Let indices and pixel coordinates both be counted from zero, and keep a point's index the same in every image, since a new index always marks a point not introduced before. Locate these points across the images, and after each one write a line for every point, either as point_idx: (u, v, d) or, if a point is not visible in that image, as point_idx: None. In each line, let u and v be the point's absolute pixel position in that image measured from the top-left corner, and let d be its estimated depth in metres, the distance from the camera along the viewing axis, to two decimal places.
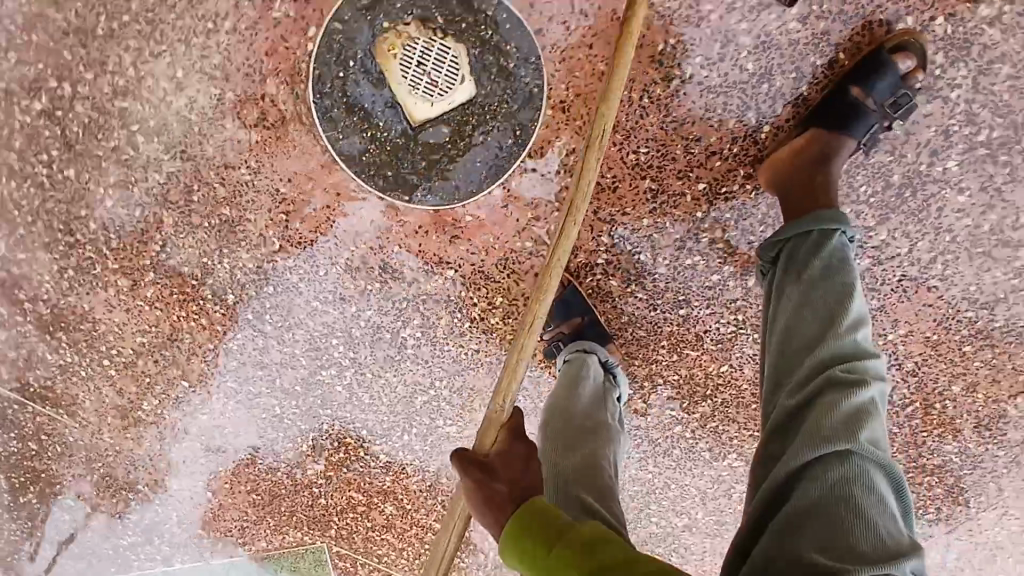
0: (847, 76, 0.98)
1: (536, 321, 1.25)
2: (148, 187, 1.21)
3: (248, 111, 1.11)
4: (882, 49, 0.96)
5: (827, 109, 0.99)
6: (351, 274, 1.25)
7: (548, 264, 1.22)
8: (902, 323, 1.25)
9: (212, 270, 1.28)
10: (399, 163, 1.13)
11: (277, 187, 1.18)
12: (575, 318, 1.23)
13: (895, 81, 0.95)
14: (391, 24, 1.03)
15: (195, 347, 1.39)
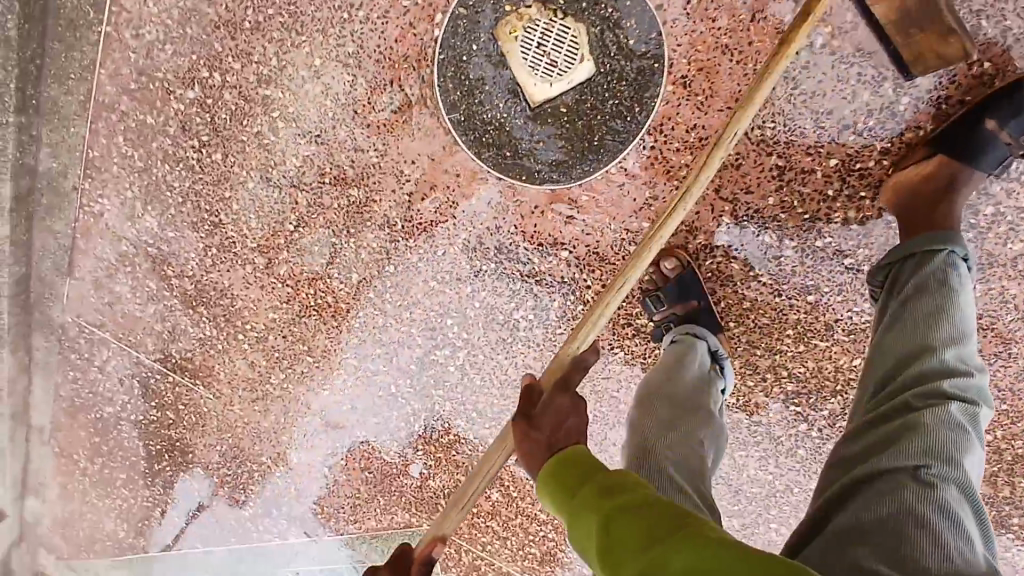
0: (984, 112, 0.97)
1: (648, 302, 1.20)
2: (285, 169, 1.30)
3: (379, 94, 1.18)
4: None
5: (959, 143, 0.97)
6: (468, 255, 1.30)
7: (668, 245, 1.17)
8: None
9: (339, 250, 1.36)
10: (518, 141, 1.16)
11: (402, 169, 1.24)
12: (691, 304, 1.16)
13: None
14: (513, 8, 1.08)
15: (322, 325, 1.47)
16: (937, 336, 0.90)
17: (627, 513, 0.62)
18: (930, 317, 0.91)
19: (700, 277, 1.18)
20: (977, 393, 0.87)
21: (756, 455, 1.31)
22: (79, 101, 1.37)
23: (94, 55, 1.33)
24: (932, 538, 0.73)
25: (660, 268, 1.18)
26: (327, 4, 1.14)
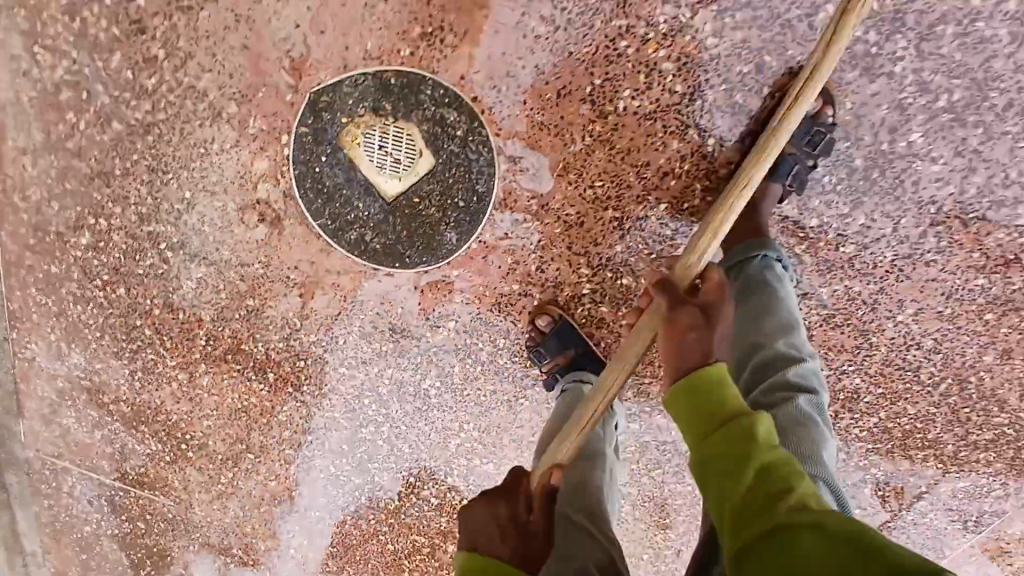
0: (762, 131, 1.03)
1: (535, 357, 1.29)
2: (185, 292, 1.37)
3: (250, 214, 1.26)
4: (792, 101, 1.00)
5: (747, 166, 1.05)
6: (367, 339, 1.38)
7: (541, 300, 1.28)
8: (910, 303, 1.19)
9: (250, 355, 1.43)
10: (384, 233, 1.24)
11: (288, 275, 1.32)
12: (569, 352, 1.26)
13: (808, 128, 1.01)
14: (348, 118, 1.13)
15: (254, 423, 1.55)
16: (767, 329, 0.96)
17: (720, 476, 0.68)
18: (756, 314, 0.97)
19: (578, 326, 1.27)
20: (814, 374, 0.92)
21: (668, 472, 1.40)
22: None
23: None
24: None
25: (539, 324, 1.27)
26: (181, 143, 1.20)
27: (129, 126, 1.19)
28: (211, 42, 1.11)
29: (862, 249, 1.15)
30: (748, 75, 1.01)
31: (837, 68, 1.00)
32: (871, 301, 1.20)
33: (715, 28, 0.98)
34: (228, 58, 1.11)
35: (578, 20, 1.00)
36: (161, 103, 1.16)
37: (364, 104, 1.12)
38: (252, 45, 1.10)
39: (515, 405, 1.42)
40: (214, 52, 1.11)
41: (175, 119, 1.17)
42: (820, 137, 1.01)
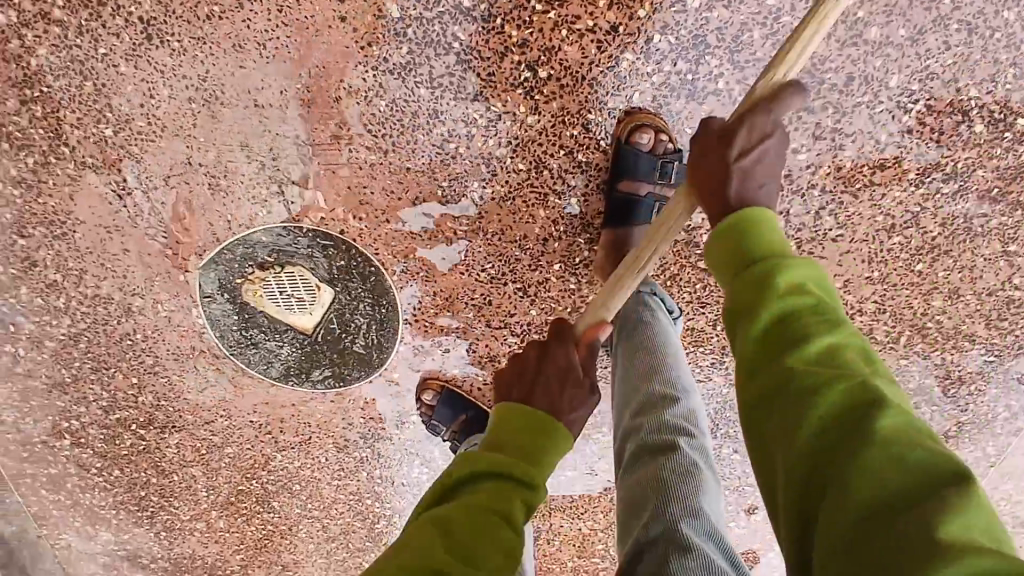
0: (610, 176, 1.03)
1: (433, 430, 1.33)
2: (170, 457, 1.45)
3: (195, 380, 1.32)
4: (626, 140, 0.99)
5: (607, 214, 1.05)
6: (345, 450, 1.43)
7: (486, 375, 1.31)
8: (835, 278, 1.17)
9: (251, 492, 1.51)
10: (319, 362, 1.29)
11: (251, 418, 1.38)
12: (460, 417, 1.32)
13: (649, 162, 0.99)
14: (243, 279, 1.19)
15: (281, 545, 1.62)
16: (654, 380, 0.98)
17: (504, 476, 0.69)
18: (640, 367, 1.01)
19: (457, 390, 1.31)
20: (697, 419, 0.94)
21: None
22: None
23: None
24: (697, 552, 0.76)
25: (425, 399, 1.31)
26: (110, 341, 1.27)
27: (61, 341, 1.28)
28: (96, 255, 1.17)
29: None
30: (580, 135, 1.02)
31: (662, 103, 1.00)
32: None
33: (526, 105, 1.00)
34: (117, 262, 1.18)
35: (400, 140, 1.03)
36: (78, 315, 1.24)
37: (250, 263, 1.17)
38: (131, 246, 1.16)
39: None
40: (102, 260, 1.18)
41: (96, 323, 1.25)
42: (666, 166, 1.01)
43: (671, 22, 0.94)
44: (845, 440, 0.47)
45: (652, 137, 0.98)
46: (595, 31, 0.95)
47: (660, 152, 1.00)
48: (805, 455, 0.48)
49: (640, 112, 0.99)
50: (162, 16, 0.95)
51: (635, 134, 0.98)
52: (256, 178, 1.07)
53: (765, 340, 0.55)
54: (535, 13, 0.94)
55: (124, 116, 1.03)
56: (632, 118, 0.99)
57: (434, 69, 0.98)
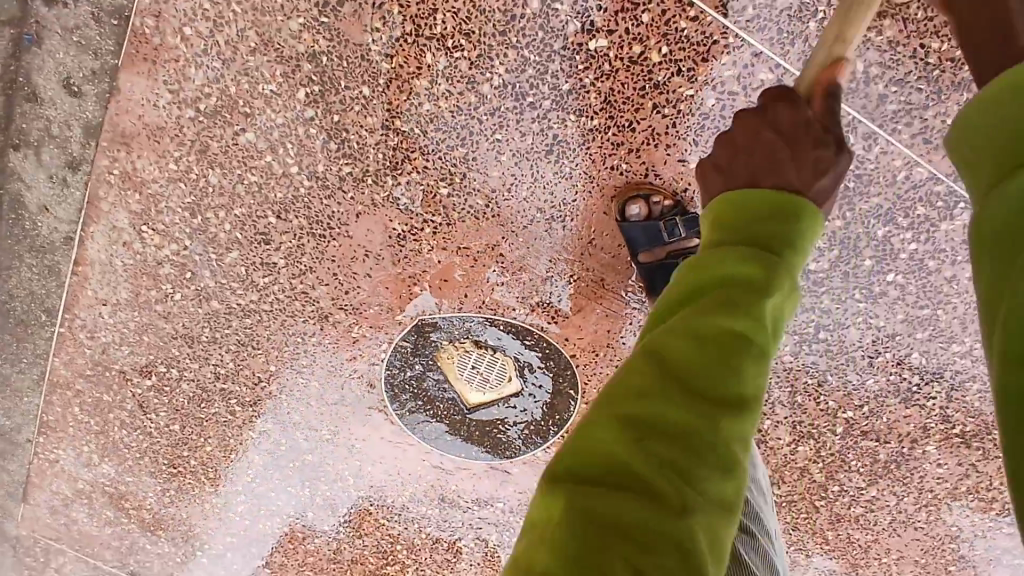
0: (632, 251, 1.04)
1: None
2: (243, 436, 1.42)
3: (330, 392, 1.32)
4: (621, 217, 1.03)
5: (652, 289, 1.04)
6: (415, 502, 1.46)
7: None
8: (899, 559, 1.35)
9: (295, 495, 1.50)
10: (456, 430, 1.33)
11: (353, 442, 1.39)
12: None
13: (651, 230, 1.01)
14: (450, 342, 1.22)
15: (280, 545, 1.61)
16: None
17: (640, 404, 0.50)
18: None
19: None
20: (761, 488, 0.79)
21: None
22: (32, 378, 1.40)
23: (47, 347, 1.35)
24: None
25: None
26: (280, 330, 1.25)
27: (229, 308, 1.23)
28: (335, 265, 1.16)
29: (868, 509, 1.29)
30: (808, 383, 1.15)
31: (880, 396, 1.14)
32: (865, 544, 1.34)
33: (794, 349, 1.12)
34: (348, 280, 1.17)
35: None
36: (269, 298, 1.21)
37: (469, 334, 1.21)
38: (376, 275, 1.16)
39: None
40: (335, 270, 1.16)
41: (281, 311, 1.22)
42: (672, 223, 1.01)
43: (935, 350, 1.09)
44: (723, 389, 0.50)
45: (646, 208, 1.01)
46: (883, 329, 1.08)
47: (660, 215, 1.02)
48: (659, 385, 0.50)
49: (630, 189, 1.02)
50: (576, 143, 1.00)
51: (627, 210, 1.02)
52: (540, 286, 1.12)
53: (708, 283, 0.55)
54: (852, 297, 1.06)
55: (470, 189, 1.06)
56: (621, 197, 1.03)
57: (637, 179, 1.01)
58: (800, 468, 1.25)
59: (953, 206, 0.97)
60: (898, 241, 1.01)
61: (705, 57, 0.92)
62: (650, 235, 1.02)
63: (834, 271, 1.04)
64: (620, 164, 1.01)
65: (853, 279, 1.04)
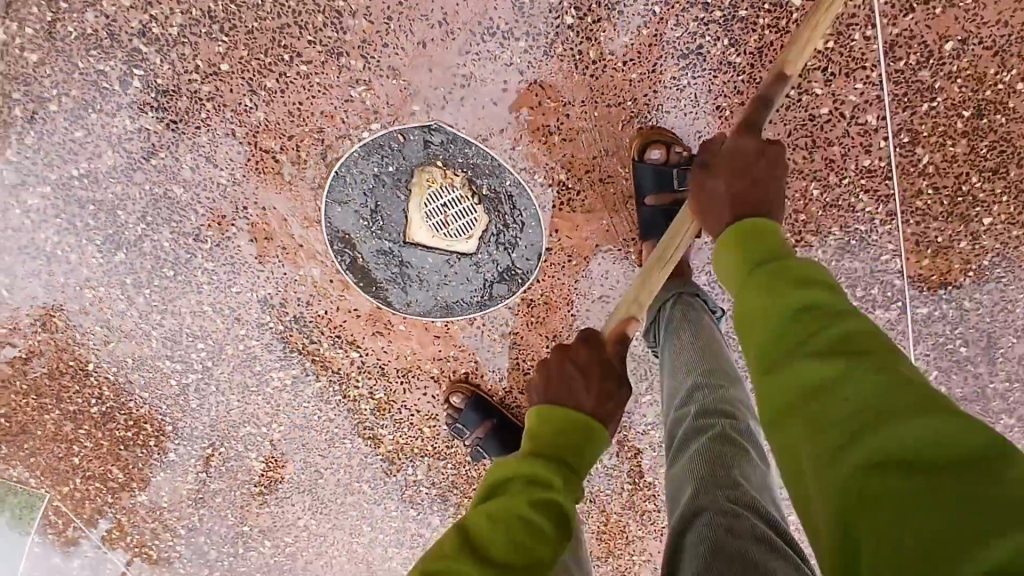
0: (639, 192, 1.06)
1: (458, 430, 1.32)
2: (111, 123, 1.10)
3: (270, 136, 1.10)
4: (639, 156, 1.04)
5: (651, 228, 1.05)
6: (261, 307, 1.25)
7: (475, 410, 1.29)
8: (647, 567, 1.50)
9: (120, 225, 1.19)
10: (374, 258, 1.19)
11: (245, 205, 1.15)
12: (486, 422, 1.30)
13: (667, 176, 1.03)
14: (443, 165, 1.10)
15: (45, 273, 1.25)
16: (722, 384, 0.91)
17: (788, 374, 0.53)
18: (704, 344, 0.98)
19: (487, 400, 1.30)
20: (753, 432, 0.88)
21: (403, 553, 1.56)
22: None
23: None
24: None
25: (453, 403, 1.31)
26: (273, 33, 1.03)
27: None
28: (400, 10, 1.01)
29: (657, 509, 1.43)
30: None
31: None
32: (632, 543, 1.47)
33: None
34: (400, 34, 1.02)
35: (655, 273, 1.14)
36: None
37: (467, 170, 1.11)
38: (429, 48, 1.03)
39: (330, 440, 1.41)
40: (393, 16, 1.02)
41: (291, 15, 1.02)
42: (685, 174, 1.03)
43: None
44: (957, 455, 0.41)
45: (666, 154, 1.02)
46: None
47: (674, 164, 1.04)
48: (831, 447, 0.48)
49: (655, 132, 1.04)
50: (707, 65, 1.00)
51: (649, 149, 1.03)
52: (572, 166, 1.08)
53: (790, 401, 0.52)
54: None
55: (588, 36, 1.00)
56: (644, 137, 1.04)
57: (708, 131, 1.04)
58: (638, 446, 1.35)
59: (895, 300, 1.15)
60: None
61: (849, 73, 1.02)
62: (664, 182, 1.03)
63: None
64: (725, 108, 1.03)
65: None
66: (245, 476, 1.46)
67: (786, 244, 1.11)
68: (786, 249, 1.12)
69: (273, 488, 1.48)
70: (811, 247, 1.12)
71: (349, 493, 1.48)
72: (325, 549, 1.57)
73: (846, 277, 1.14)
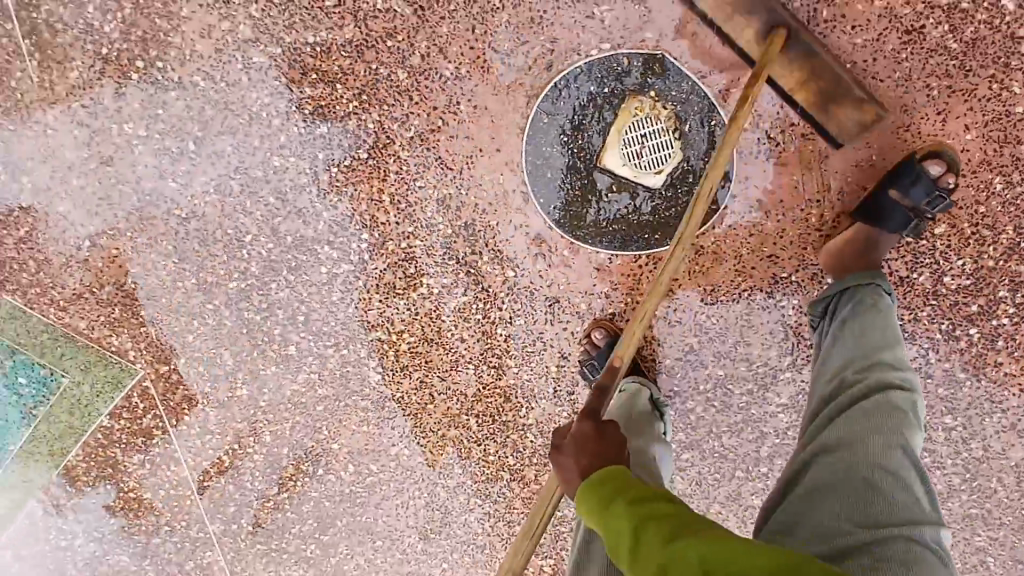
0: (892, 183, 1.10)
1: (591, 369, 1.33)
2: (363, 0, 1.20)
3: (506, 39, 1.19)
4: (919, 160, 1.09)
5: (882, 217, 1.11)
6: (437, 208, 1.30)
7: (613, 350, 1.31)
8: None
9: (333, 99, 1.26)
10: (562, 177, 1.25)
11: (459, 102, 1.23)
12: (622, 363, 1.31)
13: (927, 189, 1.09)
14: (656, 97, 1.19)
15: (243, 134, 1.31)
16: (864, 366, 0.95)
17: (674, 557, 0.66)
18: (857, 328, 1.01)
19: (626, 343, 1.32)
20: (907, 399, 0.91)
21: (484, 507, 1.52)
22: None
23: None
24: (878, 531, 0.75)
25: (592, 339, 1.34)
26: None
27: None
28: None
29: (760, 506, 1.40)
30: None
31: None
32: None
33: None
34: None
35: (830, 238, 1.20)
36: None
37: (677, 106, 1.19)
38: None
39: (454, 363, 1.41)
40: None
41: None
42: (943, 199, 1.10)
43: (937, 417, 1.26)
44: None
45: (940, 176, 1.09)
46: (927, 369, 1.24)
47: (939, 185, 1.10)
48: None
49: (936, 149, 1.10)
50: (926, 44, 1.11)
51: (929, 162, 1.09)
52: (778, 118, 1.16)
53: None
54: (937, 325, 1.21)
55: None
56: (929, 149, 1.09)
57: (913, 107, 1.13)
58: (761, 429, 1.34)
59: None
60: (1004, 312, 1.19)
61: None
62: (920, 189, 1.09)
63: (951, 295, 1.19)
64: (933, 88, 1.12)
65: (951, 311, 1.20)
66: (356, 386, 1.47)
67: (961, 233, 1.17)
68: (961, 238, 1.17)
69: (378, 405, 1.47)
70: (985, 243, 1.17)
71: (453, 426, 1.46)
72: (406, 486, 1.53)
73: (1011, 281, 1.18)
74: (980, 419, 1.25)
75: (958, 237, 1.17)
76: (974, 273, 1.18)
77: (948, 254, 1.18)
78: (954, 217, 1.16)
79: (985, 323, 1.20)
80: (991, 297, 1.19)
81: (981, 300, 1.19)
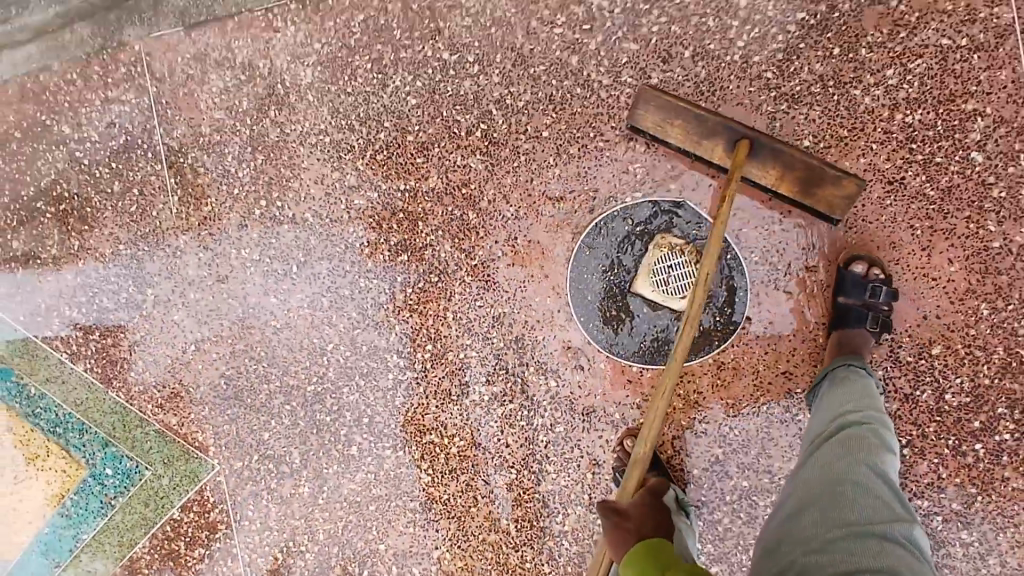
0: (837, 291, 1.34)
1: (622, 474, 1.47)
2: (446, 157, 1.52)
3: (559, 187, 1.47)
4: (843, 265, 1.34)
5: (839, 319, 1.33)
6: (493, 323, 1.52)
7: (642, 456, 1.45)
8: None
9: (415, 232, 1.54)
10: (601, 299, 1.47)
11: (518, 236, 1.50)
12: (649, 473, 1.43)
13: (861, 283, 1.31)
14: (681, 235, 1.43)
15: (338, 259, 1.59)
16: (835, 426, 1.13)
17: None
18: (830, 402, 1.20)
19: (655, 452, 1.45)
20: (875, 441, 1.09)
21: None
22: None
23: None
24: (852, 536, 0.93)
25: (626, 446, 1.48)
26: (588, 117, 1.46)
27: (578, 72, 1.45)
28: None
29: None
30: None
31: None
32: None
33: None
34: None
35: None
36: (612, 93, 1.44)
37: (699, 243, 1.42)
38: None
39: (500, 467, 1.55)
40: None
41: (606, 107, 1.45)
42: (878, 288, 1.30)
43: (955, 531, 1.34)
44: None
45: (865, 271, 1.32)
46: (939, 482, 1.34)
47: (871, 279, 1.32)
48: None
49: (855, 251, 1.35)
50: (907, 194, 1.35)
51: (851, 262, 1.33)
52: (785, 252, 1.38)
53: None
54: (943, 440, 1.34)
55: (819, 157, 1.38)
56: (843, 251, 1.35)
57: (900, 244, 1.35)
58: None
59: None
60: (1004, 429, 1.32)
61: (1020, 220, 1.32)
62: (857, 287, 1.32)
63: (952, 411, 1.33)
64: (917, 228, 1.35)
65: (954, 426, 1.33)
66: (408, 487, 1.60)
67: (956, 353, 1.33)
68: (956, 358, 1.33)
69: (427, 506, 1.59)
70: (978, 362, 1.32)
71: (494, 531, 1.56)
72: None
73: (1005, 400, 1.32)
74: (996, 535, 1.32)
75: (953, 357, 1.33)
76: (971, 391, 1.32)
77: (946, 373, 1.33)
78: (949, 338, 1.33)
79: (987, 438, 1.32)
80: (989, 414, 1.32)
81: (981, 417, 1.32)
